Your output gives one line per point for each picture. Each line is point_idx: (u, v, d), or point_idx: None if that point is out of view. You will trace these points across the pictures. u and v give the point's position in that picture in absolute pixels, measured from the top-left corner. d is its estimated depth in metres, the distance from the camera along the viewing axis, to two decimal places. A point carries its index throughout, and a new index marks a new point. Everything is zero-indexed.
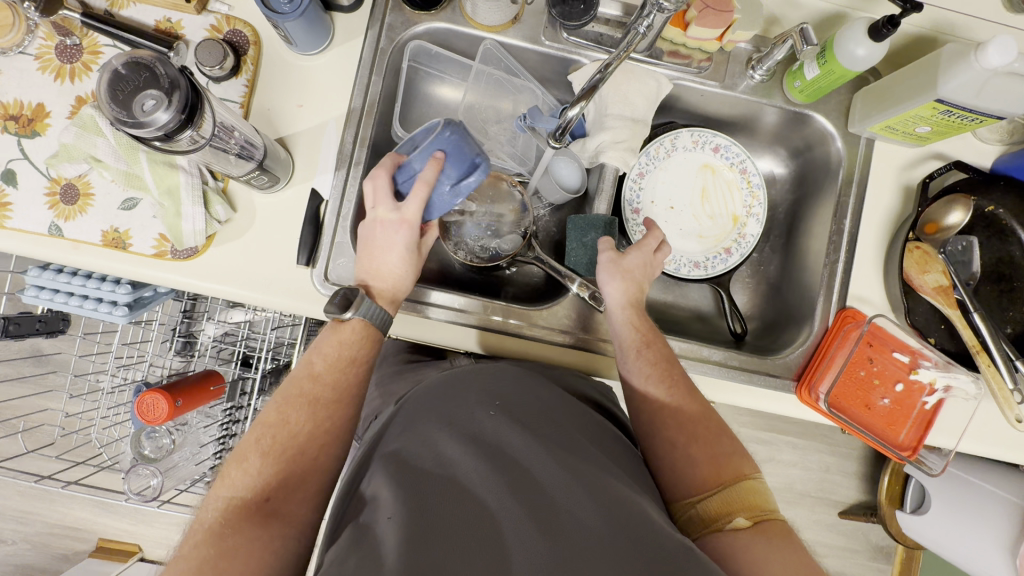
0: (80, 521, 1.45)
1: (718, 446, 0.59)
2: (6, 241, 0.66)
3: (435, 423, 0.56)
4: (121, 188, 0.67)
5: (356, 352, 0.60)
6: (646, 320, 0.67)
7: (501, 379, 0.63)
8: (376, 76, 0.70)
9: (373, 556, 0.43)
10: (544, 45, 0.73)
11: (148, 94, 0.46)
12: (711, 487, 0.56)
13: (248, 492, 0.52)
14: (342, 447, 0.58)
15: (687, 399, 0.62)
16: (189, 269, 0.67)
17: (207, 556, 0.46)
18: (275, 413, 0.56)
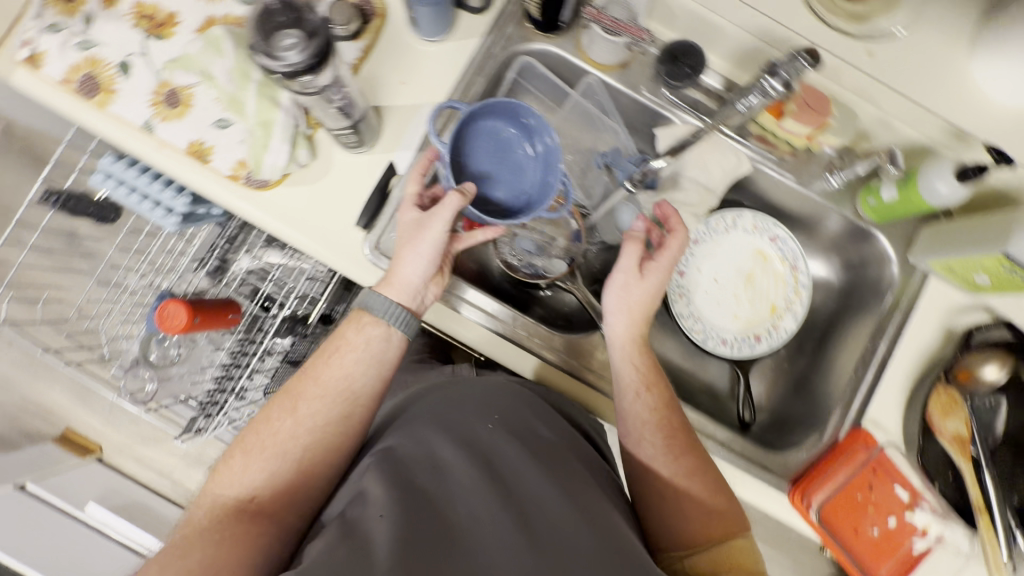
0: (55, 405, 1.48)
1: (712, 501, 0.62)
2: (105, 123, 0.71)
3: (433, 426, 0.56)
4: (220, 108, 0.70)
5: (356, 353, 0.64)
6: (648, 360, 0.67)
7: (505, 395, 0.63)
8: (480, 78, 0.73)
9: (361, 550, 0.43)
10: (642, 95, 0.76)
11: (291, 33, 0.49)
12: (703, 543, 0.60)
13: (236, 493, 0.57)
14: (322, 443, 0.61)
15: (683, 448, 0.63)
16: (257, 199, 0.70)
17: (192, 551, 0.51)
18: (262, 415, 0.61)
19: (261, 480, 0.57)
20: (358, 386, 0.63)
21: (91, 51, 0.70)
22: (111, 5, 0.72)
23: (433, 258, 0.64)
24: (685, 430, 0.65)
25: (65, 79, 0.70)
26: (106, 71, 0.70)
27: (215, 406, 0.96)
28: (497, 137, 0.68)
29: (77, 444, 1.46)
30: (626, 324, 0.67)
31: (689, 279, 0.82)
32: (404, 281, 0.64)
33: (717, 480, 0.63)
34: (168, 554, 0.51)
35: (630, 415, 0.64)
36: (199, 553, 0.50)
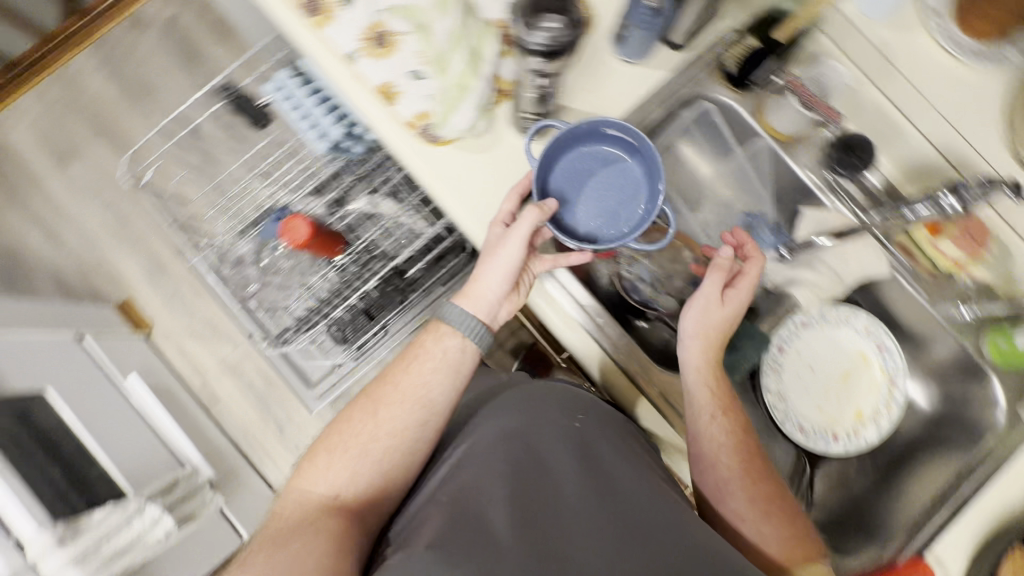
0: (128, 274, 1.57)
1: (790, 524, 0.67)
2: (312, 41, 0.76)
3: (521, 426, 0.70)
4: (420, 61, 0.75)
5: (433, 363, 0.70)
6: (724, 387, 0.70)
7: (571, 402, 0.75)
8: (659, 108, 0.76)
9: (482, 529, 0.57)
10: (803, 172, 0.78)
11: (543, 17, 0.51)
12: (783, 562, 0.66)
13: (323, 490, 0.66)
14: (397, 443, 0.68)
15: (759, 472, 0.68)
16: (424, 150, 0.75)
17: (286, 543, 0.61)
18: (344, 421, 0.70)
19: (345, 477, 0.66)
20: (435, 396, 0.69)
21: None
22: None
23: (511, 272, 0.69)
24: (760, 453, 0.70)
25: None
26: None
27: (305, 325, 1.04)
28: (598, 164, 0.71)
29: (132, 317, 1.53)
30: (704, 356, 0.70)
31: (787, 357, 0.83)
32: (480, 295, 0.70)
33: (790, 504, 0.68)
34: (270, 542, 0.61)
35: (709, 442, 0.68)
36: (296, 543, 0.60)
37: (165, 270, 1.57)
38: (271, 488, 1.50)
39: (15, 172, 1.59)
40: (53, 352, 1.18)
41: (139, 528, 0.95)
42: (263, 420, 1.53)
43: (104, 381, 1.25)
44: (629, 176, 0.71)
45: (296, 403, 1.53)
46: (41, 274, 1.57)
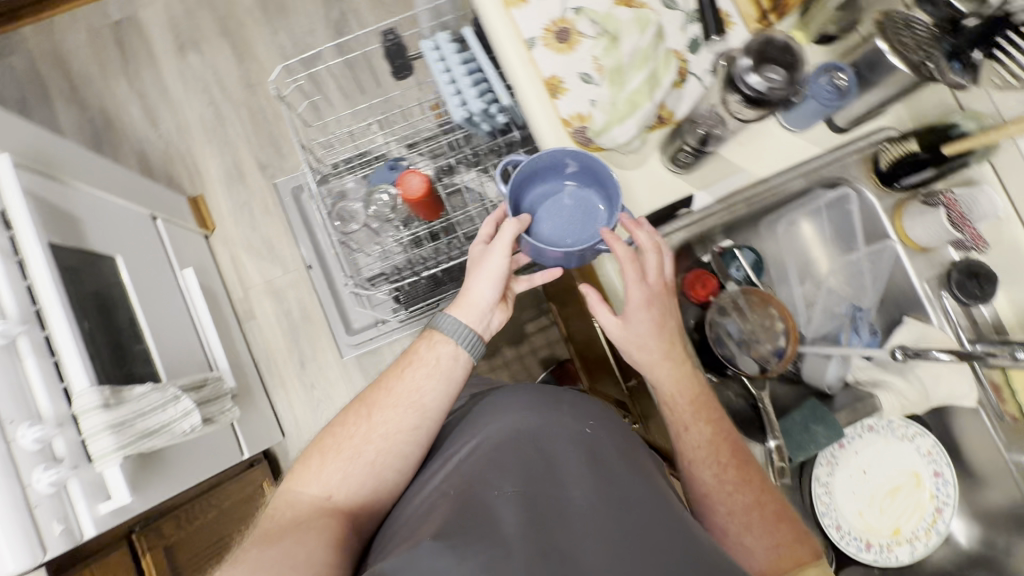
0: (208, 173, 1.60)
1: (776, 535, 0.69)
2: (498, 17, 0.79)
3: (527, 438, 0.72)
4: (594, 66, 0.77)
5: (426, 369, 0.77)
6: (689, 401, 0.73)
7: (569, 409, 0.79)
8: (801, 180, 0.78)
9: (487, 518, 0.58)
10: (919, 282, 0.80)
11: (762, 69, 0.53)
12: (776, 572, 0.67)
13: (315, 490, 0.71)
14: (385, 441, 0.73)
15: (739, 482, 0.71)
16: (572, 149, 0.77)
17: (278, 536, 0.65)
18: (336, 426, 0.76)
19: (337, 478, 0.71)
20: (427, 399, 0.76)
21: None
22: None
23: (495, 284, 0.78)
24: (742, 463, 0.72)
25: None
26: None
27: (395, 274, 1.10)
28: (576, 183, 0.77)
29: (200, 213, 1.56)
30: (666, 378, 0.74)
31: (842, 454, 0.83)
32: (471, 303, 0.79)
33: (772, 513, 0.70)
34: (267, 537, 0.65)
35: (683, 457, 0.74)
36: (290, 539, 0.64)
37: (244, 180, 1.60)
38: (276, 417, 1.51)
39: (136, 44, 1.64)
40: (131, 223, 1.21)
41: (170, 415, 0.94)
42: (288, 350, 1.55)
43: (164, 265, 1.27)
44: (585, 195, 0.77)
45: (325, 344, 1.55)
46: (126, 146, 1.60)
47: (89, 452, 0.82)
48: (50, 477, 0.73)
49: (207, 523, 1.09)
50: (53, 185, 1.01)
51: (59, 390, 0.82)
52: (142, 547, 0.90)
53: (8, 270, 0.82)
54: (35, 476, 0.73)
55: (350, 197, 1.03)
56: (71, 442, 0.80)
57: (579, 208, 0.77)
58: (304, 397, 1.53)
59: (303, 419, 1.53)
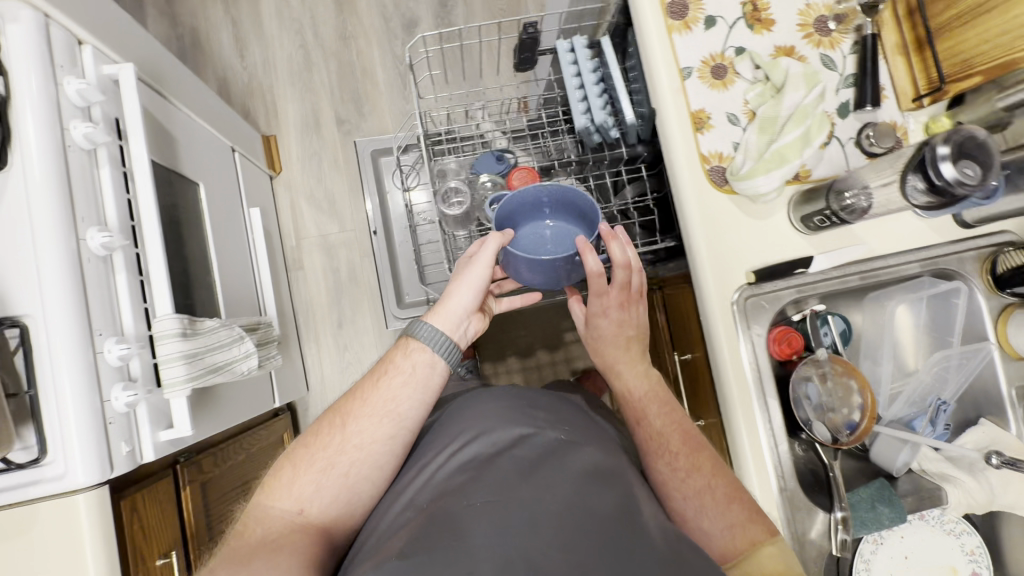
0: (286, 116, 1.58)
1: (732, 515, 0.67)
2: (659, 39, 0.78)
3: (502, 455, 0.71)
4: (744, 109, 0.77)
5: (403, 377, 0.74)
6: (643, 395, 0.76)
7: (541, 421, 0.79)
8: (917, 267, 0.79)
9: (455, 532, 0.57)
10: (1006, 389, 0.81)
11: (960, 165, 0.54)
12: (732, 554, 0.65)
13: (287, 505, 0.67)
14: (358, 454, 0.71)
15: (691, 467, 0.71)
16: (704, 186, 0.77)
17: (250, 553, 0.62)
18: (307, 438, 0.73)
19: (309, 490, 0.68)
20: (403, 409, 0.73)
21: None
22: None
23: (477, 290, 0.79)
24: (704, 450, 0.72)
25: None
26: (696, 13, 0.79)
27: None
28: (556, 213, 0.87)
29: (271, 154, 1.54)
30: (636, 376, 0.77)
31: (890, 534, 0.82)
32: (449, 311, 0.77)
33: (724, 493, 0.68)
34: (235, 558, 0.62)
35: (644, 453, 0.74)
36: (260, 559, 0.61)
37: (319, 130, 1.59)
38: (305, 370, 1.51)
39: None
40: (213, 152, 1.19)
41: (234, 355, 0.94)
42: (329, 307, 1.55)
43: (234, 200, 1.26)
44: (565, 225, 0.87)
45: (366, 309, 1.55)
46: (209, 70, 1.58)
47: (159, 378, 0.82)
48: (128, 397, 0.73)
49: (236, 465, 1.08)
50: (159, 101, 0.99)
51: (142, 310, 0.82)
52: (183, 479, 0.88)
53: (115, 179, 0.81)
54: (113, 394, 0.72)
55: (450, 177, 1.04)
56: (146, 365, 0.80)
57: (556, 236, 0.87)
58: (336, 357, 1.54)
59: (330, 377, 1.53)
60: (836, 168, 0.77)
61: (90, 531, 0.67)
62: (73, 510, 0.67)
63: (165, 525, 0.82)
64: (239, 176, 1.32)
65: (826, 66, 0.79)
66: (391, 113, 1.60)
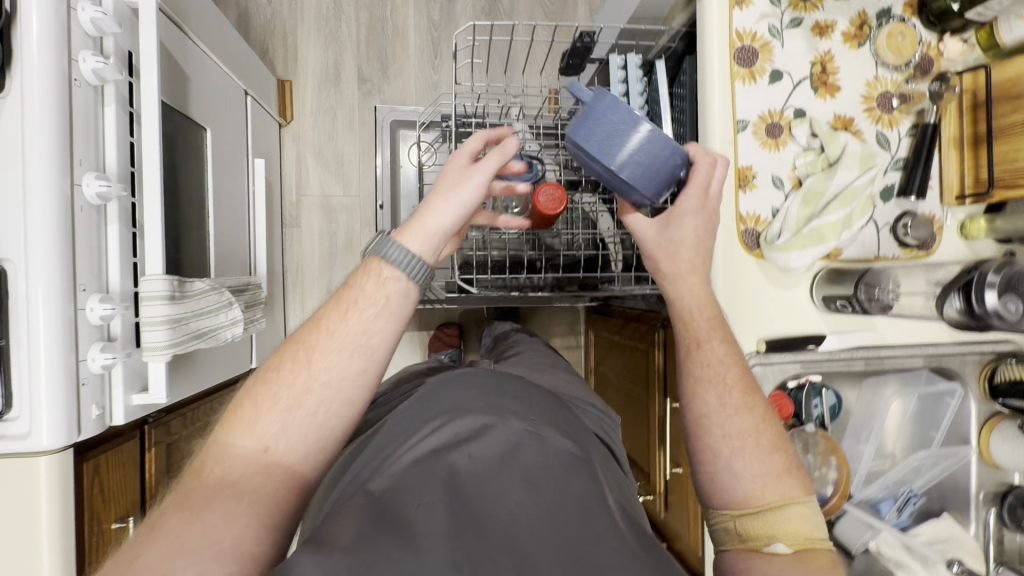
0: (305, 62, 1.49)
1: (768, 462, 0.59)
2: (722, 83, 0.74)
3: (462, 443, 0.60)
4: (791, 174, 0.75)
5: (375, 309, 0.55)
6: (707, 320, 0.65)
7: (510, 407, 0.67)
8: (922, 361, 0.79)
9: (402, 527, 0.49)
10: (973, 490, 0.84)
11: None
12: (758, 501, 0.58)
13: (245, 446, 0.49)
14: (326, 399, 0.52)
15: (742, 406, 0.61)
16: (736, 247, 0.75)
17: (192, 505, 0.45)
18: (264, 370, 0.53)
19: (273, 433, 0.50)
20: (379, 342, 0.54)
21: (772, 40, 0.75)
22: (818, 35, 0.76)
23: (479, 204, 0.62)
24: (754, 407, 0.62)
25: (736, 36, 0.74)
26: (764, 64, 0.75)
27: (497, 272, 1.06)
28: None
29: (283, 100, 1.46)
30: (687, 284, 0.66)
31: None
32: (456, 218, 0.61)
33: (770, 442, 0.59)
34: (183, 505, 0.45)
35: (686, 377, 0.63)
36: (219, 508, 0.45)
37: (338, 85, 1.51)
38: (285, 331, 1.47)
39: None
40: (224, 94, 1.12)
41: (221, 320, 0.91)
42: (320, 270, 1.51)
43: (239, 148, 1.19)
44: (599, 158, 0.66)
45: None
46: None
47: (138, 337, 0.78)
48: (105, 360, 0.69)
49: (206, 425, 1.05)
50: (177, 35, 0.92)
51: (131, 264, 0.77)
52: (150, 440, 0.86)
53: (120, 119, 0.75)
54: (90, 354, 0.69)
55: None
56: (127, 325, 0.76)
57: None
58: None
59: None
60: (867, 252, 0.76)
61: (48, 493, 0.64)
62: (33, 471, 0.64)
63: (124, 489, 0.79)
64: (248, 122, 1.25)
65: (880, 144, 0.77)
66: (416, 81, 1.53)
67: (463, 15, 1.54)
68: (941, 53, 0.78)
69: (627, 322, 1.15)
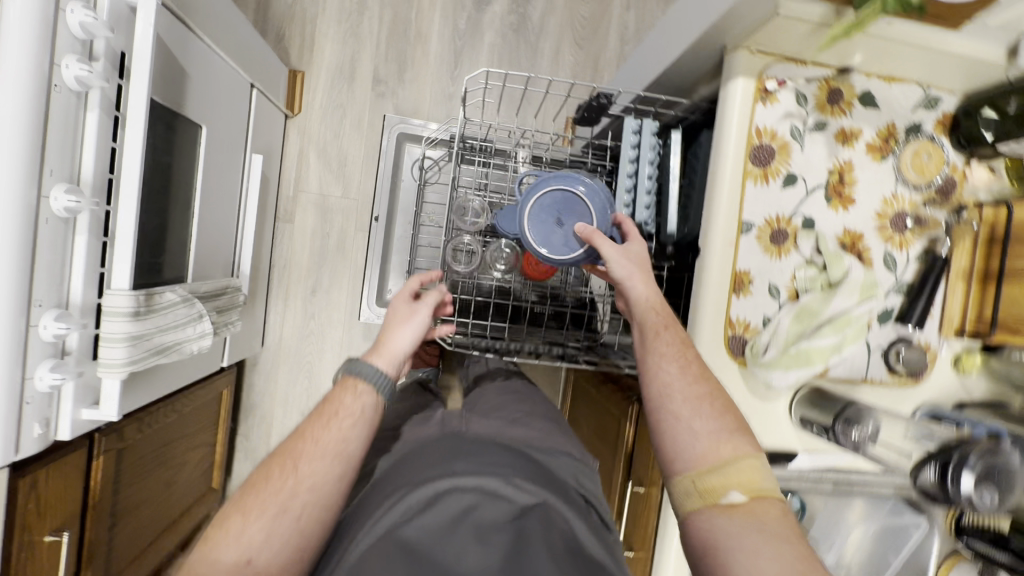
0: (322, 54, 1.44)
1: (720, 423, 0.61)
2: (733, 180, 0.71)
3: (418, 517, 0.54)
4: (788, 285, 0.72)
5: (353, 419, 0.56)
6: (660, 304, 0.70)
7: (468, 465, 0.61)
8: (891, 492, 0.76)
9: None
10: None
11: (981, 488, 0.59)
12: (715, 460, 0.58)
13: (227, 562, 0.48)
14: (311, 510, 0.51)
15: (699, 376, 0.64)
16: (720, 352, 0.72)
17: None
18: (250, 481, 0.53)
19: (258, 541, 0.49)
20: (356, 451, 0.55)
21: (792, 141, 0.71)
22: (840, 142, 0.72)
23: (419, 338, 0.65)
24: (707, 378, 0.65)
25: (754, 133, 0.71)
26: (780, 165, 0.71)
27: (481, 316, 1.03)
28: (554, 201, 0.82)
29: (292, 91, 1.42)
30: (640, 287, 0.71)
31: None
32: (392, 349, 0.62)
33: (722, 401, 0.62)
34: None
35: (646, 349, 0.67)
36: None
37: (351, 82, 1.46)
38: (264, 327, 1.45)
39: None
40: (228, 90, 1.08)
41: (188, 334, 0.88)
42: (308, 269, 1.48)
43: (237, 143, 1.16)
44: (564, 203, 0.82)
45: (344, 284, 1.48)
46: None
47: (96, 350, 0.76)
48: (53, 380, 0.67)
49: (162, 427, 1.04)
50: (179, 30, 0.87)
51: (97, 274, 0.74)
52: (99, 448, 0.84)
53: (103, 124, 0.72)
54: (37, 373, 0.66)
55: (467, 219, 0.95)
56: (85, 339, 0.73)
57: (563, 209, 0.82)
58: (300, 321, 1.48)
59: (287, 341, 1.48)
60: (855, 374, 0.74)
61: None
62: None
63: (63, 499, 0.78)
64: (250, 115, 1.21)
65: (886, 265, 0.74)
66: (432, 89, 1.48)
67: (490, 28, 1.49)
68: (966, 177, 0.74)
69: (606, 380, 1.13)
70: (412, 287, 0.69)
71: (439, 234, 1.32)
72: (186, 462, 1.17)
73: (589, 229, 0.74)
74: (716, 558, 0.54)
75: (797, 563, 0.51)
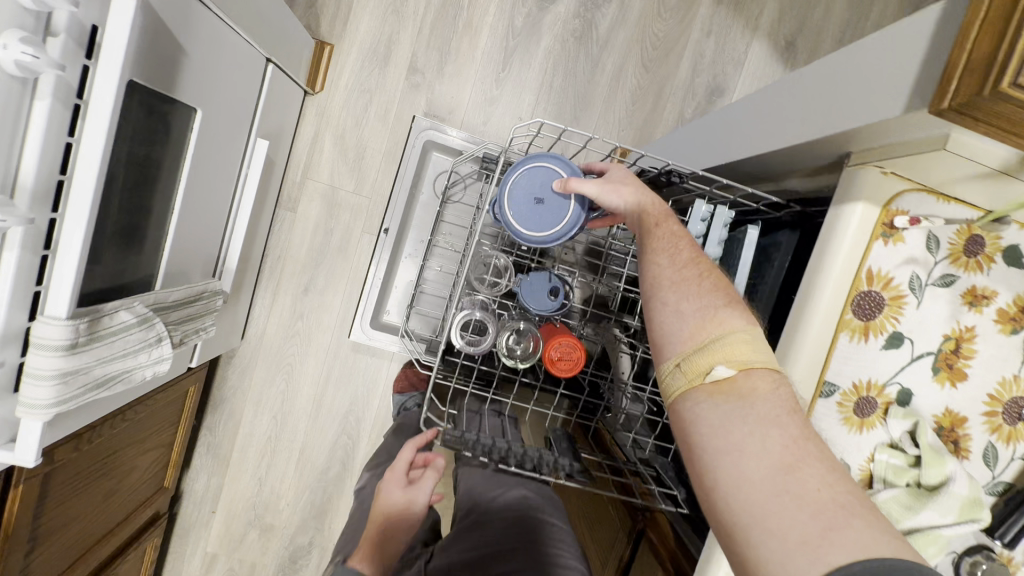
0: (357, 29, 1.27)
1: (709, 299, 0.57)
2: (829, 329, 0.56)
3: None
4: (864, 463, 0.58)
5: None
6: (653, 206, 0.66)
7: None
8: None
9: None
10: None
11: None
12: (700, 338, 0.55)
13: None
14: None
15: (690, 263, 0.62)
16: None
17: None
18: None
19: None
20: None
21: (908, 293, 0.57)
22: (966, 304, 0.57)
23: (412, 520, 0.79)
24: (701, 262, 0.62)
25: (864, 276, 0.56)
26: (886, 321, 0.57)
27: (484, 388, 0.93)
28: (533, 187, 0.72)
29: (316, 66, 1.25)
30: (622, 194, 0.67)
31: None
32: (386, 543, 0.76)
33: (709, 281, 0.58)
34: None
35: (639, 247, 0.64)
36: None
37: (384, 66, 1.29)
38: (247, 319, 1.33)
39: None
40: (237, 70, 0.92)
41: (140, 362, 0.75)
42: (303, 265, 1.34)
43: (242, 125, 1.00)
44: (539, 180, 0.72)
45: (341, 288, 1.35)
46: None
47: (20, 382, 0.63)
48: None
49: (108, 437, 0.92)
50: None
51: (29, 294, 0.61)
52: (18, 478, 0.72)
53: (56, 118, 0.57)
54: None
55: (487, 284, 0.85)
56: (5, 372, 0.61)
57: (541, 185, 0.72)
58: (287, 319, 1.35)
59: (270, 337, 1.36)
60: None
61: None
62: None
63: None
64: (262, 93, 1.05)
65: (984, 459, 0.59)
66: (472, 89, 1.31)
67: (550, 29, 1.30)
68: None
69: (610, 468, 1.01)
70: (404, 469, 0.82)
71: (453, 260, 1.18)
72: (134, 466, 1.06)
73: (562, 179, 0.69)
74: (698, 455, 0.52)
75: (781, 454, 0.49)
